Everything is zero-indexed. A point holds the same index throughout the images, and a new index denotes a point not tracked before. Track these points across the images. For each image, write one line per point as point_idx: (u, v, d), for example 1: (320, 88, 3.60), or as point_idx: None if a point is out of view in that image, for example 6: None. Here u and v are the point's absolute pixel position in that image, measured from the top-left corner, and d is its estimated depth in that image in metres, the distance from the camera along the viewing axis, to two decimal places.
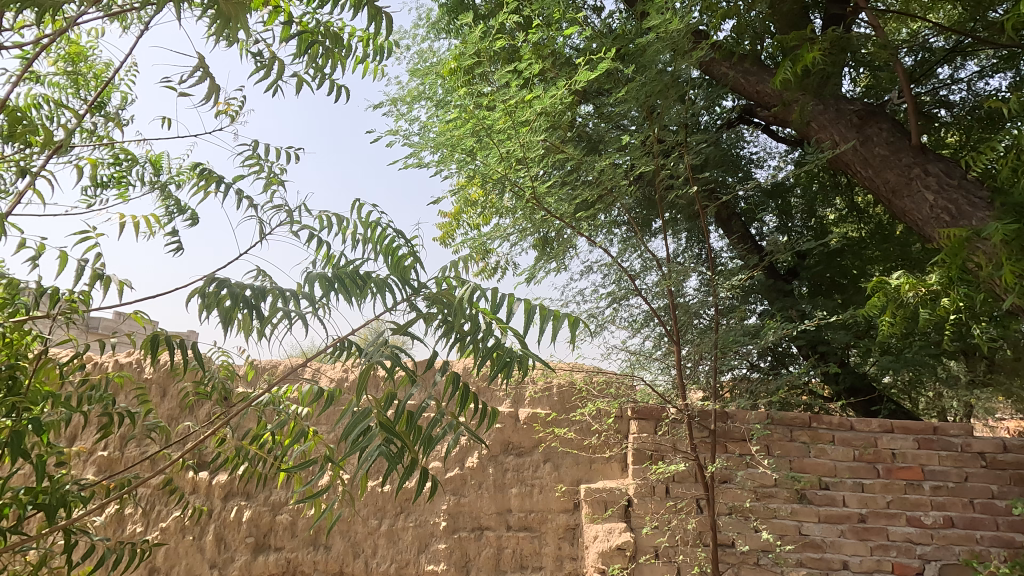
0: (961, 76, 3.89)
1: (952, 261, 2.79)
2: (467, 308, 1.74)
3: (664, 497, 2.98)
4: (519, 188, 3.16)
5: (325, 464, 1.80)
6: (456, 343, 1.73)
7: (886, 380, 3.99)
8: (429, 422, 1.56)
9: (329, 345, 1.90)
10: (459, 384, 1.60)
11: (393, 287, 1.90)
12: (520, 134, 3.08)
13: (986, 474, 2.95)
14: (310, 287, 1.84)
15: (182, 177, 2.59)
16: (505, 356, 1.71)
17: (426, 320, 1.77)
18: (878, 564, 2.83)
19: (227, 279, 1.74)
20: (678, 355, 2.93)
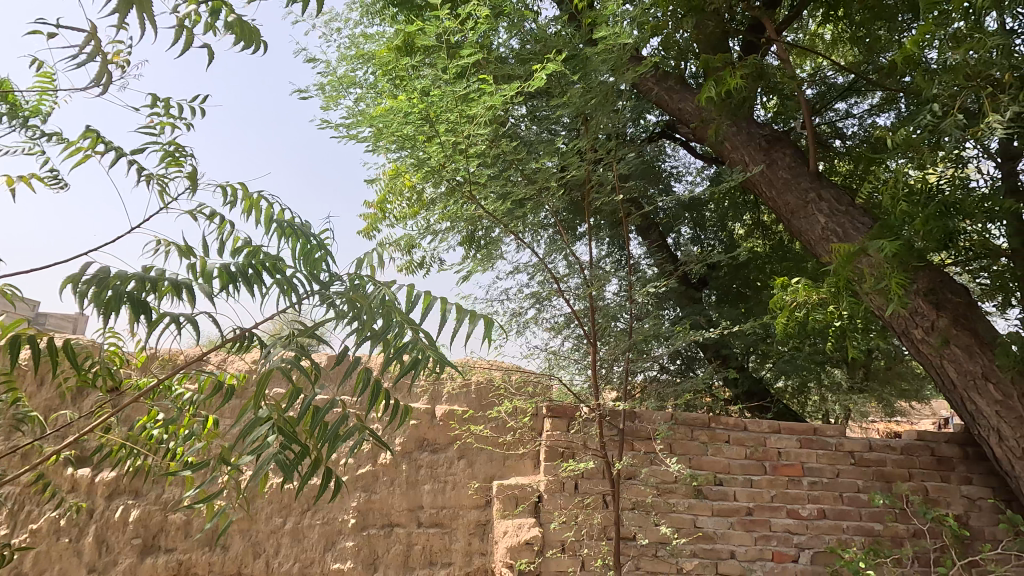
0: (855, 111, 4.26)
1: (839, 275, 3.06)
2: (380, 308, 1.72)
3: (573, 493, 3.08)
4: (456, 181, 3.12)
5: (220, 464, 1.70)
6: (367, 342, 1.67)
7: (779, 385, 4.34)
8: (335, 420, 1.53)
9: (227, 340, 1.78)
10: (371, 382, 1.58)
11: (299, 283, 1.86)
12: (456, 129, 3.05)
13: (854, 470, 3.29)
14: (208, 282, 1.76)
15: (44, 109, 2.32)
16: (415, 355, 1.68)
17: (337, 316, 1.74)
18: (761, 552, 3.07)
19: (107, 271, 1.62)
20: (596, 359, 3.06)
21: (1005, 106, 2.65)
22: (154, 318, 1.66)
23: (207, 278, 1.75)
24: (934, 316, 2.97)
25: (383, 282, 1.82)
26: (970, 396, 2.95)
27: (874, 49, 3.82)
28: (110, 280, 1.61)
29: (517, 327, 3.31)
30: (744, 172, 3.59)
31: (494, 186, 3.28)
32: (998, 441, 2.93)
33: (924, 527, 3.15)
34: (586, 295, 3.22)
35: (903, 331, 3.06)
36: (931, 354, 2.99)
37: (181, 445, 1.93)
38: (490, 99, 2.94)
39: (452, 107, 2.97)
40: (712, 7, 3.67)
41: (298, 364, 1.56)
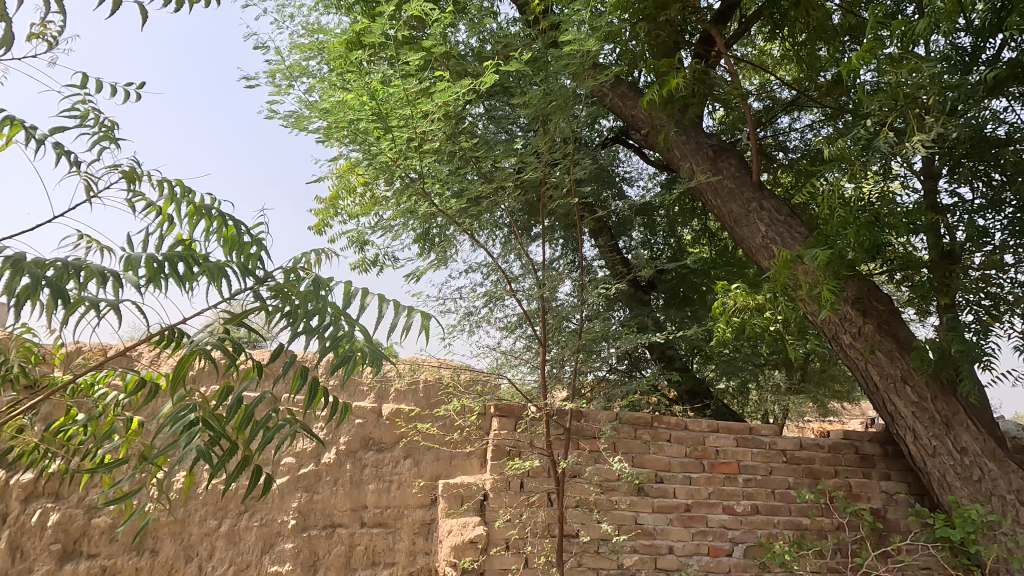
0: (797, 126, 4.46)
1: (777, 281, 3.20)
2: (315, 304, 1.69)
3: (519, 491, 3.11)
4: (410, 178, 3.09)
5: (144, 463, 1.62)
6: (301, 338, 1.63)
7: (721, 385, 4.50)
8: (267, 416, 1.50)
9: (155, 333, 1.71)
10: (306, 377, 1.56)
11: (232, 276, 1.84)
12: (413, 123, 3.00)
13: (785, 468, 3.46)
14: (134, 273, 1.70)
15: None
16: (350, 353, 1.64)
17: (271, 312, 1.71)
18: (697, 547, 3.18)
19: (23, 256, 1.53)
20: (544, 358, 3.12)
21: (928, 126, 2.83)
22: (73, 307, 1.57)
23: (133, 269, 1.69)
24: (860, 322, 3.16)
25: (322, 279, 1.78)
26: (890, 398, 3.14)
27: (816, 66, 3.95)
28: (26, 265, 1.52)
29: (467, 325, 3.32)
30: (691, 180, 3.71)
31: (450, 183, 3.25)
32: (913, 440, 3.12)
33: (845, 520, 3.35)
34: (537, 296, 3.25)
35: (833, 336, 3.23)
36: (858, 358, 3.17)
37: (101, 445, 1.83)
38: (445, 97, 2.92)
39: (407, 101, 2.90)
40: (665, 18, 3.77)
41: (227, 357, 1.58)
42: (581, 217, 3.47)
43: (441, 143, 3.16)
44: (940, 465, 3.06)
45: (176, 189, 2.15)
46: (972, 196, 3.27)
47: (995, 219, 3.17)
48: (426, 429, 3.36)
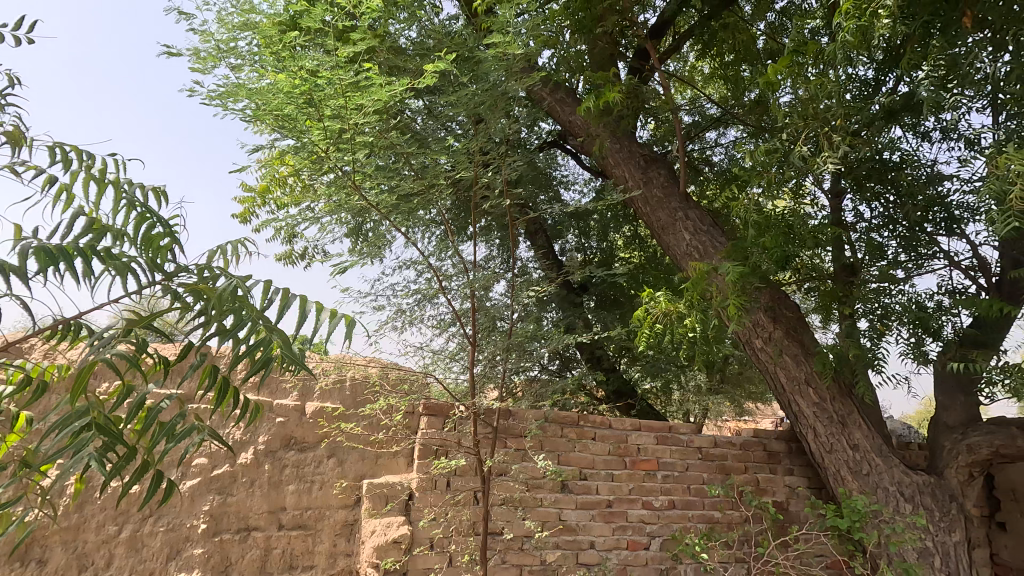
0: (723, 141, 4.66)
1: (697, 289, 3.37)
2: (229, 303, 1.58)
3: (445, 490, 3.09)
4: (340, 171, 3.01)
5: (27, 469, 1.48)
6: (214, 335, 1.51)
7: (647, 386, 4.68)
8: (172, 419, 1.41)
9: (46, 328, 1.57)
10: (219, 378, 1.48)
11: (137, 271, 1.71)
12: (345, 114, 2.90)
13: (701, 464, 3.65)
14: (22, 262, 1.55)
15: None
16: (265, 356, 1.56)
17: (183, 309, 1.60)
18: (617, 541, 3.29)
19: None
20: (474, 358, 3.13)
21: (833, 148, 3.06)
22: None
23: (21, 258, 1.54)
24: (770, 328, 3.40)
25: (237, 276, 1.68)
26: (795, 399, 3.39)
27: (741, 86, 4.17)
28: None
29: (396, 323, 3.28)
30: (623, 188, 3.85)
31: (383, 178, 3.18)
32: (813, 438, 3.38)
33: (751, 512, 3.58)
34: (469, 296, 3.26)
35: (747, 341, 3.46)
36: (768, 361, 3.40)
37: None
38: (378, 91, 2.86)
39: (338, 92, 2.83)
40: (602, 29, 3.88)
41: (131, 355, 1.47)
42: (515, 219, 3.50)
43: (375, 137, 3.08)
44: (835, 461, 3.32)
45: (80, 167, 1.98)
46: (871, 215, 3.60)
47: (890, 236, 3.51)
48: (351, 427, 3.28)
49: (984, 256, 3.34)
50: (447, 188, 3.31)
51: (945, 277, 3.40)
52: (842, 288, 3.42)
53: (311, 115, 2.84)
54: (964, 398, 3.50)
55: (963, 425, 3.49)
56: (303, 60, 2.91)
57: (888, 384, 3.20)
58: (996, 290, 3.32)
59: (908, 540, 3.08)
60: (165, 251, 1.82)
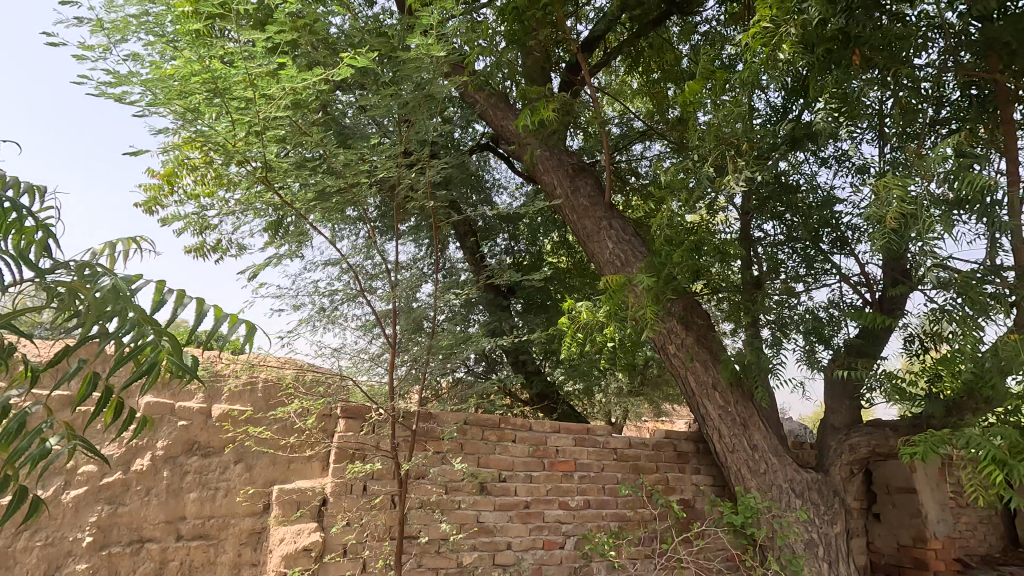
0: (648, 155, 4.88)
1: (616, 296, 3.49)
2: (110, 306, 1.46)
3: (360, 494, 3.02)
4: (253, 163, 2.86)
5: None
6: (82, 332, 1.37)
7: (569, 388, 4.82)
8: (35, 427, 1.27)
9: None
10: (99, 383, 1.36)
11: (4, 266, 1.53)
12: (259, 107, 2.76)
13: (616, 464, 3.79)
14: None
15: None
16: (149, 360, 1.43)
17: (58, 312, 1.46)
18: (533, 542, 3.36)
19: None
20: (394, 362, 3.06)
21: (740, 170, 3.28)
22: None
23: None
24: (682, 335, 3.60)
25: (124, 275, 1.55)
26: (703, 402, 3.60)
27: (664, 104, 4.36)
28: None
29: (312, 323, 3.18)
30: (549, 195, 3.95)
31: (303, 174, 3.05)
32: (718, 438, 3.60)
33: (660, 509, 3.76)
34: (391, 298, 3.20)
35: (662, 347, 3.65)
36: (680, 365, 3.61)
37: None
38: (296, 83, 2.73)
39: (249, 82, 2.69)
40: (534, 41, 3.95)
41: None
42: (441, 221, 3.47)
43: (295, 131, 2.97)
44: (737, 460, 3.55)
45: None
46: (775, 232, 3.90)
47: (790, 252, 3.82)
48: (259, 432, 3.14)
49: (870, 273, 3.68)
50: (372, 186, 3.23)
51: (837, 291, 3.72)
52: (748, 298, 3.67)
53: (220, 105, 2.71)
54: (848, 402, 3.85)
55: (847, 426, 3.84)
56: (215, 47, 2.77)
57: (784, 387, 3.47)
58: (878, 304, 3.67)
59: (795, 532, 3.34)
60: (38, 245, 1.66)
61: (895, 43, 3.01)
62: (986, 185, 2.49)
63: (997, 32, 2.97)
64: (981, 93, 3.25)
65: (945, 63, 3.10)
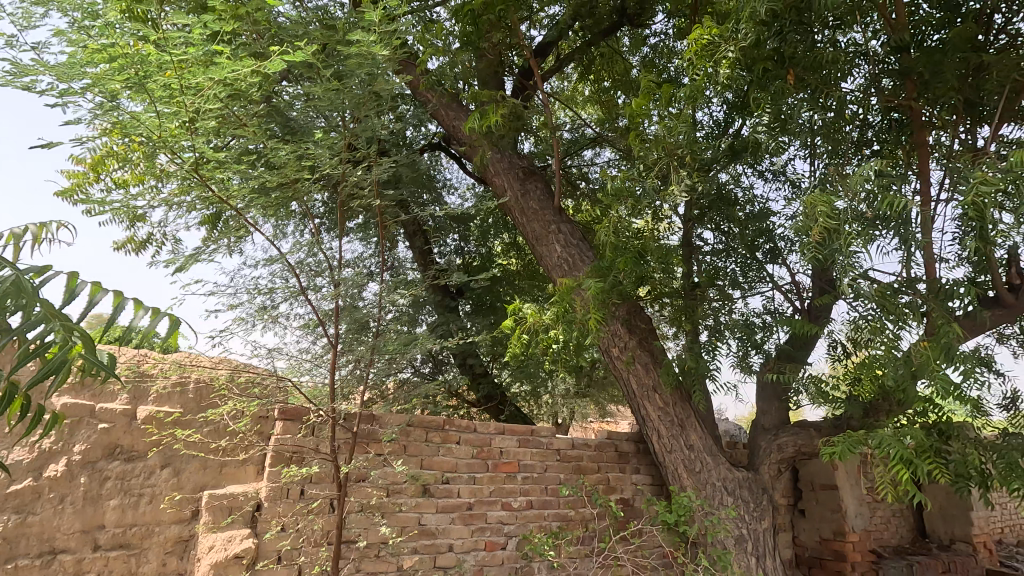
0: (598, 161, 4.97)
1: (562, 299, 3.54)
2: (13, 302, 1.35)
3: (296, 499, 2.93)
4: (185, 155, 2.72)
5: None
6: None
7: (516, 389, 4.86)
8: None
9: None
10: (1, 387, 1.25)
11: None
12: (189, 99, 2.60)
13: (558, 465, 3.84)
14: None
15: None
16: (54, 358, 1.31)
17: None
18: (475, 543, 3.35)
19: None
20: (335, 363, 2.99)
21: (683, 180, 3.40)
22: None
23: None
24: (625, 338, 3.71)
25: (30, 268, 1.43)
26: (644, 403, 3.72)
27: (613, 112, 4.45)
28: None
29: (246, 322, 3.04)
30: (499, 197, 3.98)
31: (240, 168, 2.93)
32: (657, 438, 3.72)
33: (601, 508, 3.84)
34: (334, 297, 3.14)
35: (607, 349, 3.74)
36: (621, 367, 3.72)
37: None
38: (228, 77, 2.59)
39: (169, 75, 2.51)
40: (486, 43, 3.93)
41: None
42: (387, 220, 3.42)
43: (232, 122, 2.86)
44: (674, 460, 3.68)
45: None
46: (714, 241, 4.07)
47: (728, 261, 4.00)
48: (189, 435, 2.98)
49: (800, 281, 3.89)
50: (316, 182, 3.14)
51: (771, 299, 3.91)
52: (688, 304, 3.81)
53: (147, 93, 2.56)
54: (778, 403, 4.06)
55: (776, 427, 4.05)
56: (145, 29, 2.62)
57: (720, 390, 3.63)
58: (807, 312, 3.88)
59: (726, 528, 3.49)
60: None
61: (825, 66, 3.13)
62: (899, 206, 2.70)
63: (913, 62, 3.11)
64: (900, 117, 3.50)
65: (868, 89, 3.30)
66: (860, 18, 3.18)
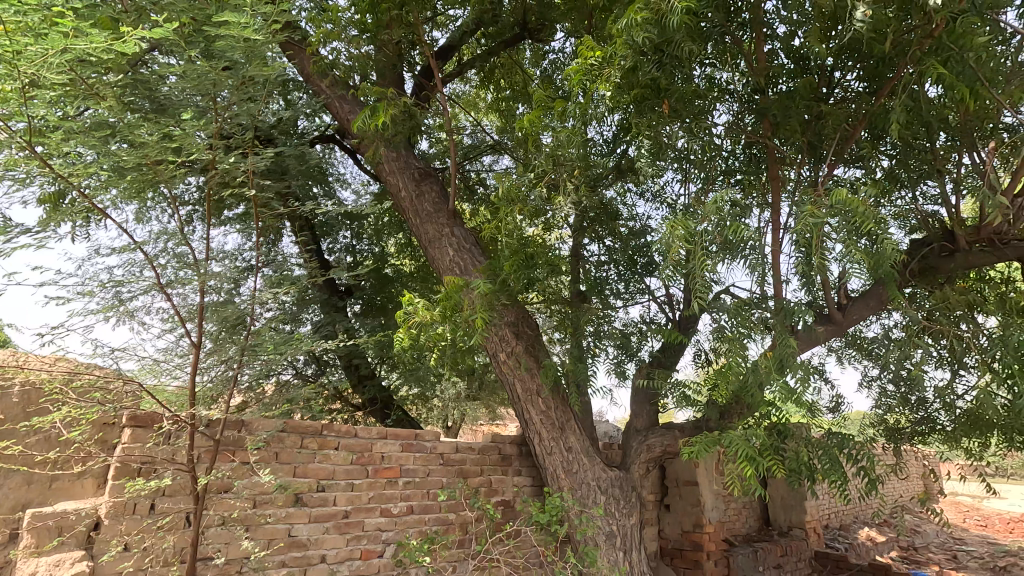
0: (496, 167, 5.06)
1: (451, 303, 3.54)
2: None
3: (145, 515, 2.65)
4: (18, 123, 2.34)
5: None
6: None
7: (404, 392, 4.78)
8: None
9: None
10: None
11: None
12: (21, 62, 2.24)
13: (441, 469, 3.83)
14: None
15: None
16: None
17: None
18: (350, 553, 3.24)
19: None
20: (197, 365, 2.74)
21: (571, 194, 3.55)
22: None
23: None
24: (512, 344, 3.80)
25: None
26: (527, 406, 3.83)
27: (512, 121, 4.55)
28: None
29: (92, 317, 2.72)
30: (392, 196, 3.91)
31: (92, 144, 2.60)
32: (539, 441, 3.85)
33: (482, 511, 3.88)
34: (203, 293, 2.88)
35: (494, 353, 3.82)
36: (508, 372, 3.82)
37: None
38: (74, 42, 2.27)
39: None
40: (386, 37, 3.83)
41: None
42: (268, 212, 3.21)
43: (84, 90, 2.59)
44: (553, 461, 3.83)
45: None
46: (599, 252, 4.30)
47: (610, 272, 4.25)
48: (7, 446, 2.64)
49: (673, 294, 4.22)
50: (185, 167, 2.86)
51: (647, 308, 4.21)
52: (573, 312, 3.98)
53: None
54: (650, 406, 4.37)
55: (647, 428, 4.35)
56: None
57: (597, 394, 3.84)
58: (678, 322, 4.22)
59: (596, 525, 3.68)
60: None
61: (697, 99, 3.42)
62: (749, 234, 3.04)
63: (769, 104, 3.49)
64: (758, 152, 3.93)
65: (733, 125, 3.66)
66: (731, 60, 3.51)
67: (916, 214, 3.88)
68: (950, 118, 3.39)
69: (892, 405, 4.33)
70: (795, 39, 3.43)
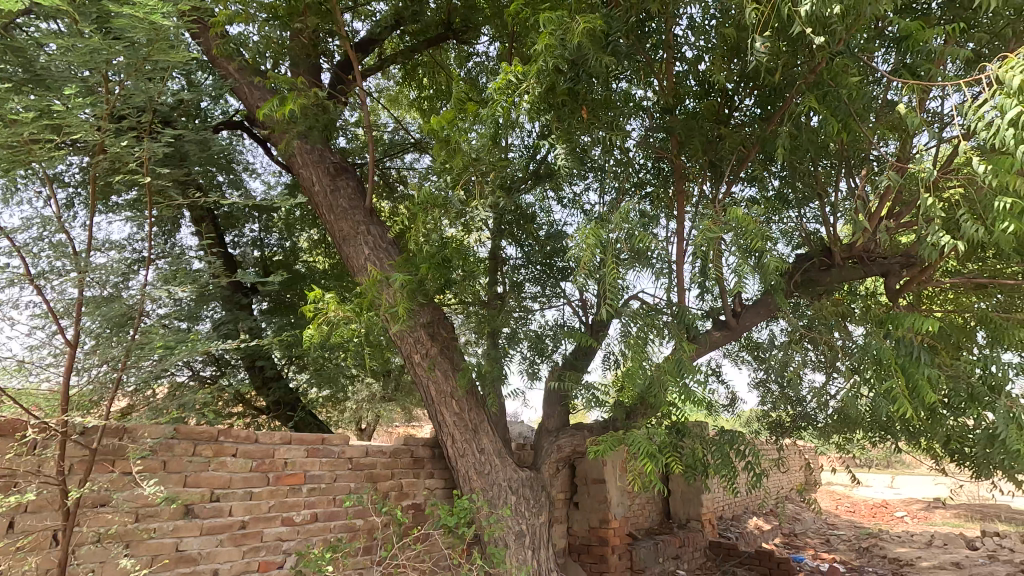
0: (416, 167, 5.00)
1: (364, 303, 3.46)
2: None
3: (2, 534, 2.37)
4: None
5: None
6: None
7: (313, 394, 4.60)
8: None
9: None
10: None
11: None
12: None
13: (350, 474, 3.71)
14: None
15: None
16: None
17: None
18: (246, 565, 3.08)
19: None
20: (71, 367, 2.47)
21: (489, 197, 3.58)
22: None
23: None
24: (427, 345, 3.78)
25: None
26: (441, 408, 3.82)
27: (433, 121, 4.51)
28: None
29: None
30: (304, 190, 3.76)
31: None
32: (451, 443, 3.85)
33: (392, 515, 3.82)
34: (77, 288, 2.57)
35: (409, 355, 3.78)
36: (421, 374, 3.79)
37: None
38: None
39: None
40: (302, 24, 3.68)
41: None
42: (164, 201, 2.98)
43: None
44: (464, 462, 3.84)
45: None
46: (517, 255, 4.36)
47: (526, 275, 4.33)
48: None
49: (587, 298, 4.37)
50: (66, 148, 2.59)
51: (562, 312, 4.32)
52: (489, 314, 4.01)
53: None
54: (561, 407, 4.49)
55: (558, 429, 4.46)
56: None
57: (510, 396, 3.89)
58: (590, 326, 4.37)
59: (505, 526, 3.73)
60: None
61: (612, 113, 3.57)
62: (654, 244, 3.22)
63: (677, 123, 3.73)
64: (667, 167, 4.16)
65: (645, 140, 3.86)
66: (643, 79, 3.70)
67: (801, 232, 4.27)
68: (830, 147, 3.78)
69: (777, 404, 4.74)
70: (701, 64, 3.69)
